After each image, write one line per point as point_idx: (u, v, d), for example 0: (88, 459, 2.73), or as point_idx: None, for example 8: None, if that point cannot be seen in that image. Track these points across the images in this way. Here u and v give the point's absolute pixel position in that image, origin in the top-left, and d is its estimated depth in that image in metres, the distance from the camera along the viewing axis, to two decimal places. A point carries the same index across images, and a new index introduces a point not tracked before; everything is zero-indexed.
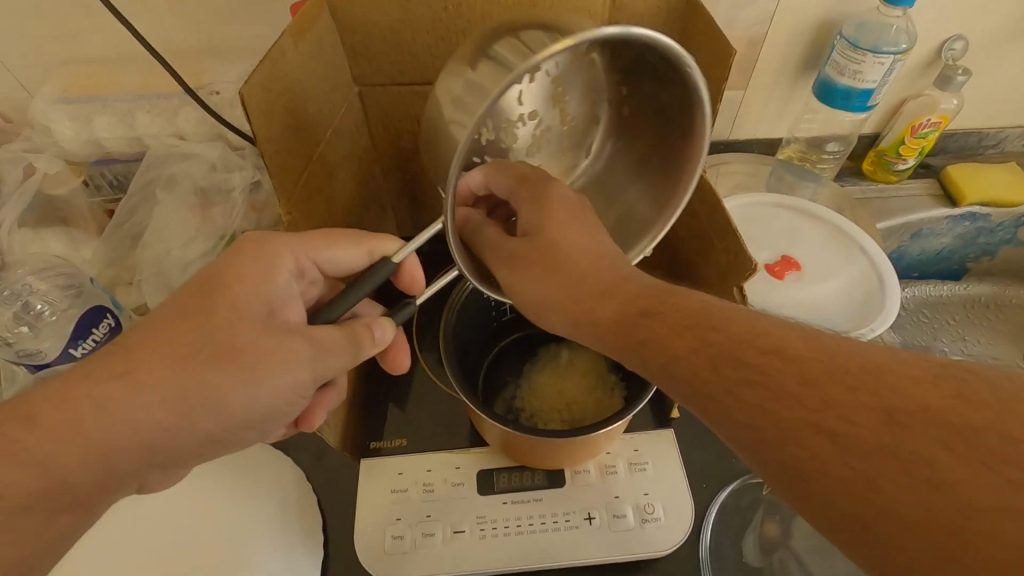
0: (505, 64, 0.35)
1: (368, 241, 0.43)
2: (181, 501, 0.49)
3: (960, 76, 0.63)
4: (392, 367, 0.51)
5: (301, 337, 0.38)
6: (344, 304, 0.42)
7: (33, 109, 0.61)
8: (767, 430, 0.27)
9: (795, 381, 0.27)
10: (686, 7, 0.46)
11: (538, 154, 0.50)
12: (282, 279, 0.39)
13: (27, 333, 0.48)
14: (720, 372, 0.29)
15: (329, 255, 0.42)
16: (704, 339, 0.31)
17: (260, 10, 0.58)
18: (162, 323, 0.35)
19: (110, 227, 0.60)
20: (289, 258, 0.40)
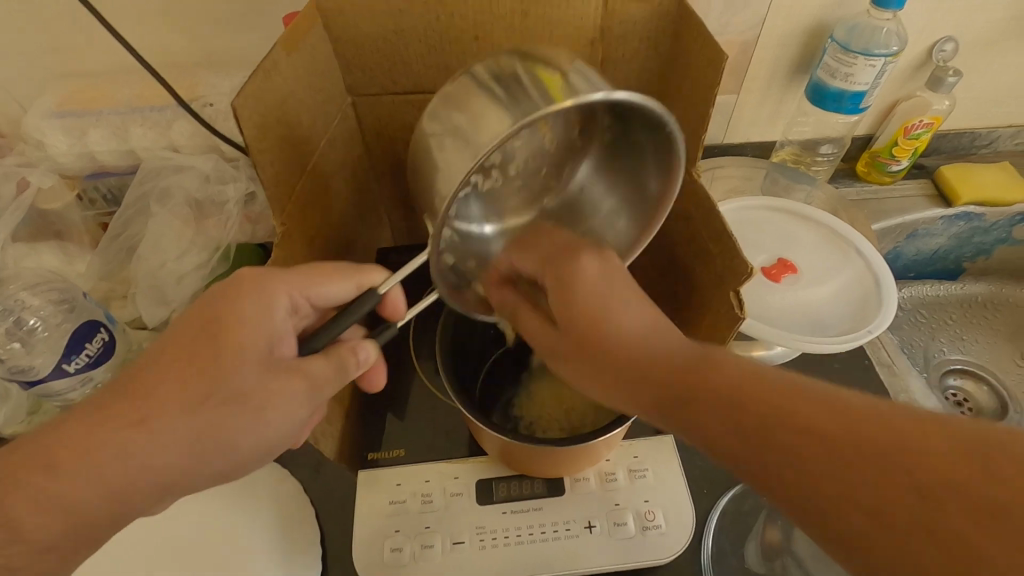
0: (492, 92, 0.37)
1: (356, 275, 0.43)
2: (176, 516, 0.49)
3: (951, 77, 0.64)
4: (366, 385, 0.49)
5: (301, 376, 0.38)
6: (327, 333, 0.41)
7: (26, 124, 0.60)
8: (771, 460, 0.27)
9: (788, 410, 0.27)
10: (678, 13, 0.46)
11: (519, 175, 0.50)
12: (280, 316, 0.38)
13: (19, 349, 0.47)
14: (723, 419, 0.29)
15: (321, 290, 0.40)
16: (700, 382, 0.31)
17: (253, 22, 0.59)
18: (168, 360, 0.35)
19: (104, 239, 0.59)
20: (285, 295, 0.38)
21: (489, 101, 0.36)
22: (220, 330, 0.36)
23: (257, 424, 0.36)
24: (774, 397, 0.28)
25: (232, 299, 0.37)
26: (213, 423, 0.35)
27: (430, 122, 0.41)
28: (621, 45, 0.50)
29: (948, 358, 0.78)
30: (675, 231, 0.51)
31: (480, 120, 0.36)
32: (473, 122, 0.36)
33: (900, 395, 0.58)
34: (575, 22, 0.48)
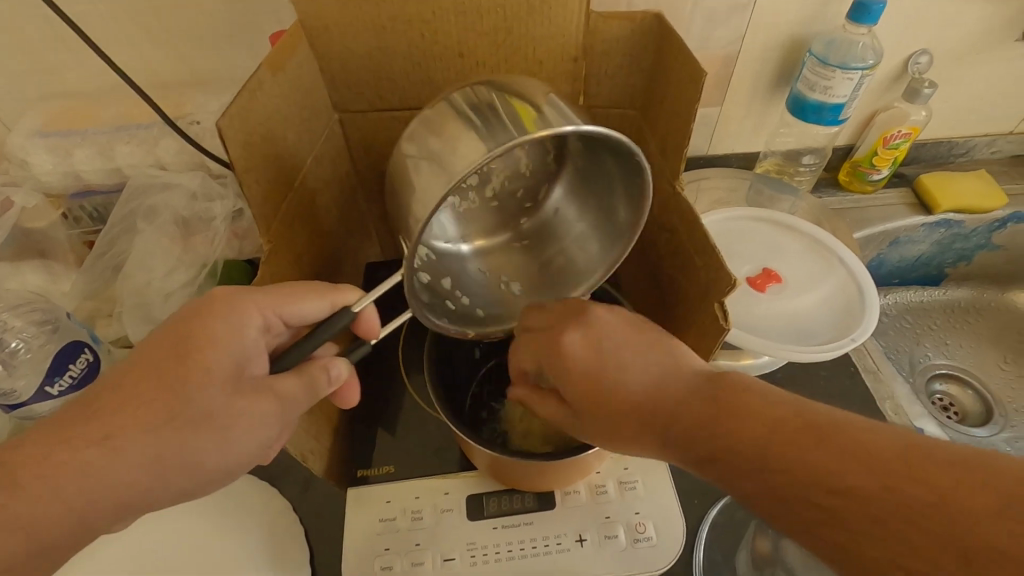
0: (471, 117, 0.39)
1: (329, 293, 0.42)
2: (162, 539, 0.48)
3: (927, 89, 0.65)
4: (338, 402, 0.48)
5: (267, 395, 0.37)
6: (299, 352, 0.41)
7: (10, 143, 0.60)
8: (783, 498, 0.28)
9: (799, 449, 0.28)
10: (658, 30, 0.47)
11: (495, 197, 0.51)
12: (252, 336, 0.38)
13: (1, 372, 0.47)
14: (740, 471, 0.29)
15: (295, 309, 0.40)
16: (710, 431, 0.31)
17: (238, 41, 0.59)
18: (132, 377, 0.35)
19: (90, 258, 0.59)
20: (255, 313, 0.38)
21: (461, 125, 0.39)
22: (194, 353, 0.35)
23: (223, 443, 0.36)
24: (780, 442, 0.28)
25: (202, 316, 0.37)
26: (178, 444, 0.35)
27: (406, 141, 0.42)
28: (604, 60, 0.51)
29: (933, 363, 0.79)
30: (661, 243, 0.52)
31: (452, 143, 0.38)
32: (451, 147, 0.38)
33: (886, 401, 0.59)
34: (558, 39, 0.49)
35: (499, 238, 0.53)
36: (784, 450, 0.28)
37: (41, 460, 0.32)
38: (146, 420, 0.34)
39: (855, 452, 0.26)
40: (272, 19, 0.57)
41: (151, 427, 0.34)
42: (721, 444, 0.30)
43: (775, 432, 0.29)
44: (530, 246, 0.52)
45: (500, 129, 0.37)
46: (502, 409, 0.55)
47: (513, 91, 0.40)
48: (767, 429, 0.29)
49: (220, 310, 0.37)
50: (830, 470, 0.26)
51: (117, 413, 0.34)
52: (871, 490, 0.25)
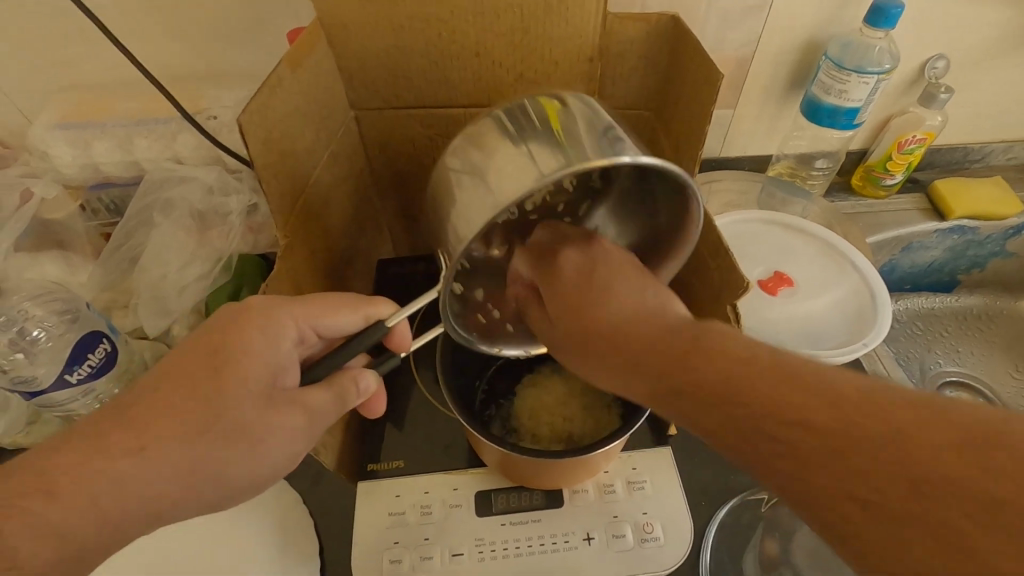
0: (510, 131, 0.38)
1: (364, 306, 0.43)
2: (175, 529, 0.49)
3: (943, 94, 0.64)
4: (364, 412, 0.48)
5: (299, 408, 0.38)
6: (330, 364, 0.41)
7: (31, 136, 0.61)
8: (745, 425, 0.27)
9: (773, 383, 0.27)
10: (675, 33, 0.48)
11: (536, 213, 0.51)
12: (287, 347, 0.39)
13: (22, 360, 0.48)
14: (719, 407, 0.28)
15: (330, 321, 0.41)
16: (697, 367, 0.30)
17: (256, 36, 0.59)
18: (167, 380, 0.36)
19: (107, 250, 0.60)
20: (292, 326, 0.39)
21: (500, 136, 0.39)
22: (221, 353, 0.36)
23: (253, 455, 0.37)
24: (775, 385, 0.27)
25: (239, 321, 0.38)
26: (208, 453, 0.35)
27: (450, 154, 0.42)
28: (619, 62, 0.51)
29: (944, 369, 0.78)
30: None
31: (492, 156, 0.38)
32: (491, 163, 0.38)
33: None
34: (575, 40, 0.49)
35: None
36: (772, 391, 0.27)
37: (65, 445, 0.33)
38: (178, 427, 0.35)
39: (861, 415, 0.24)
40: (289, 16, 0.58)
41: (176, 429, 0.35)
42: (702, 379, 0.29)
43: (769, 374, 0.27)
44: None
45: (537, 140, 0.36)
46: (510, 405, 0.55)
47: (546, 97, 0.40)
48: (761, 370, 0.28)
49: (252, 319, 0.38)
50: (826, 422, 0.24)
51: (147, 412, 0.35)
52: (871, 443, 0.23)
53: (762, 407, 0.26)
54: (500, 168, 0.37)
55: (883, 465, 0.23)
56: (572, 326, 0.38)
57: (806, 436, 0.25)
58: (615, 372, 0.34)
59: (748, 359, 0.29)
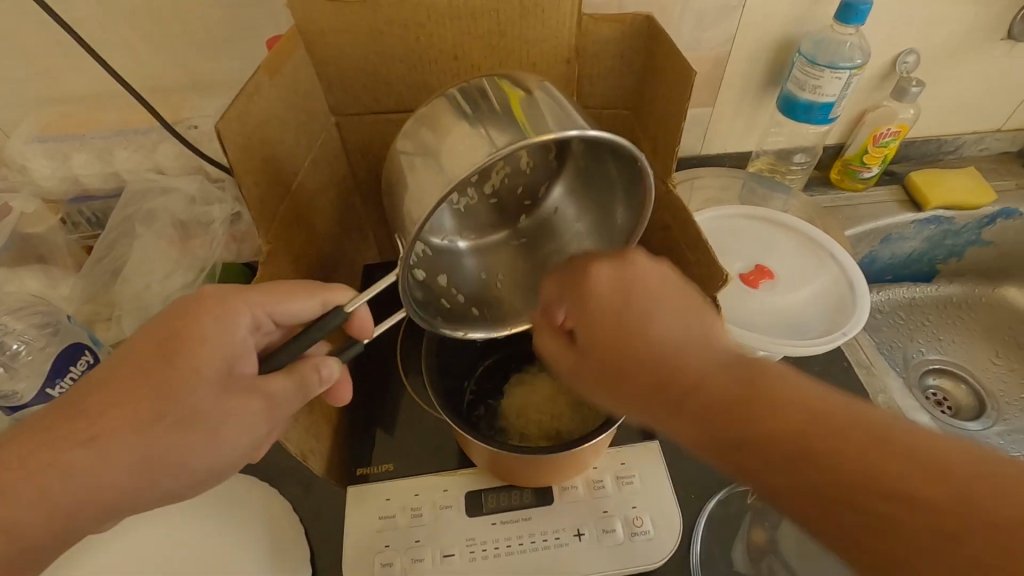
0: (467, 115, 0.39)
1: (322, 292, 0.43)
2: (160, 542, 0.48)
3: (914, 87, 0.66)
4: (331, 400, 0.48)
5: (257, 394, 0.38)
6: (293, 348, 0.41)
7: (9, 149, 0.61)
8: (795, 475, 0.25)
9: (811, 421, 0.26)
10: (649, 32, 0.48)
11: (494, 194, 0.52)
12: (243, 334, 0.38)
13: (2, 373, 0.48)
14: (766, 451, 0.26)
15: (287, 306, 0.41)
16: (744, 407, 0.27)
17: (234, 45, 0.59)
18: (122, 378, 0.35)
19: (89, 263, 0.59)
20: (247, 313, 0.39)
21: (454, 117, 0.39)
22: (183, 355, 0.36)
23: (212, 443, 0.36)
24: (826, 436, 0.25)
25: (202, 315, 0.38)
26: (168, 443, 0.35)
27: (401, 138, 0.43)
28: (595, 63, 0.52)
29: (926, 358, 0.80)
30: (653, 240, 0.53)
31: (445, 136, 0.39)
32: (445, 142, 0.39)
33: (879, 395, 0.60)
34: (551, 42, 0.50)
35: (497, 237, 0.54)
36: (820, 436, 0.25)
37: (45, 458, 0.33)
38: (135, 420, 0.34)
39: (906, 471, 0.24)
40: (267, 24, 0.58)
41: (146, 435, 0.34)
42: (749, 424, 0.27)
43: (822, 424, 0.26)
44: (529, 244, 0.53)
45: (495, 121, 0.38)
46: (499, 406, 0.55)
47: (508, 81, 0.41)
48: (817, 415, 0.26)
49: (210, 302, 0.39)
50: (874, 470, 0.24)
51: (113, 415, 0.34)
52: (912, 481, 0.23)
53: (814, 453, 0.25)
54: (449, 143, 0.39)
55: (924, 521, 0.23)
56: (599, 358, 0.33)
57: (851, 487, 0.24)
58: (644, 410, 0.31)
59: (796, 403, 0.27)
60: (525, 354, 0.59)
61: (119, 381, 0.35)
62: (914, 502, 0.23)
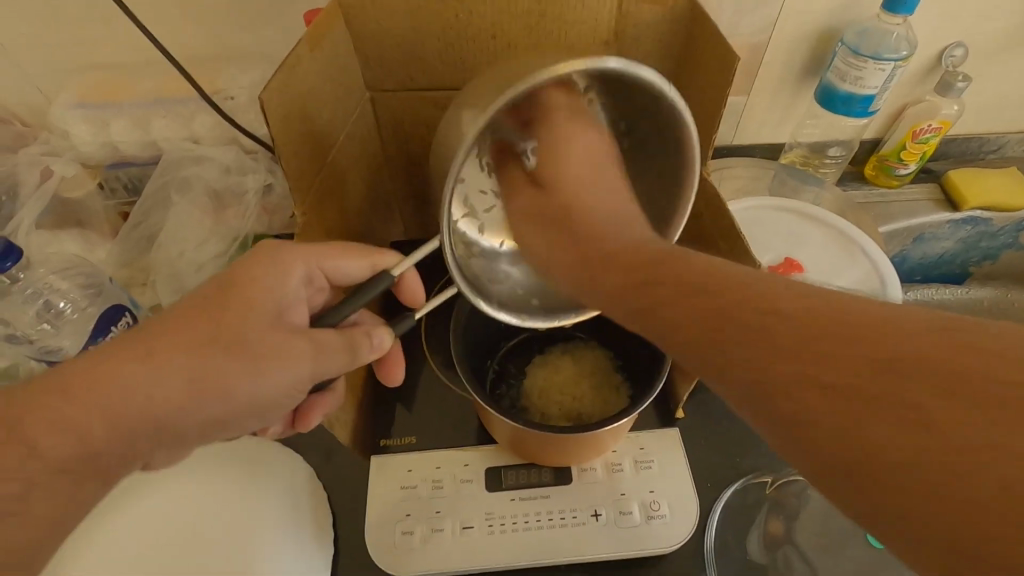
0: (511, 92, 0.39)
1: (371, 255, 0.46)
2: (188, 500, 0.50)
3: (960, 82, 0.64)
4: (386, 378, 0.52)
5: (303, 337, 0.40)
6: (345, 309, 0.44)
7: (51, 114, 0.62)
8: (785, 379, 0.25)
9: (811, 330, 0.25)
10: (690, 16, 0.48)
11: None
12: (296, 285, 0.41)
13: (49, 330, 0.50)
14: (758, 372, 0.26)
15: (335, 264, 0.44)
16: (738, 318, 0.27)
17: (272, 17, 0.60)
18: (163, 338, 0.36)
19: (126, 228, 0.61)
20: (302, 266, 0.42)
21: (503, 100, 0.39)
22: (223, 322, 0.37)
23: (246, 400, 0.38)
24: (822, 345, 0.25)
25: (245, 284, 0.39)
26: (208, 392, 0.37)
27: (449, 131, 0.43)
28: (634, 46, 0.51)
29: None
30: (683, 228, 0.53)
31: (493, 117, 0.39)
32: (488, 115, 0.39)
33: None
34: (590, 23, 0.49)
35: None
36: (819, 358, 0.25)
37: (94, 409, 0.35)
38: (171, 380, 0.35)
39: (916, 406, 0.22)
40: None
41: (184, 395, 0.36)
42: (732, 342, 0.27)
43: (828, 339, 0.25)
44: None
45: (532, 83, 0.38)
46: (521, 385, 0.56)
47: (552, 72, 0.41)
48: (827, 338, 0.25)
49: (253, 270, 0.40)
50: (863, 389, 0.23)
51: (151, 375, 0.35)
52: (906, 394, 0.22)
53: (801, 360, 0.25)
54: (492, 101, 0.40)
55: (915, 456, 0.22)
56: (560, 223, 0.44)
57: (845, 407, 0.23)
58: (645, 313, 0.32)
59: (792, 312, 0.26)
60: (549, 336, 0.59)
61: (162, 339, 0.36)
62: (905, 432, 0.22)
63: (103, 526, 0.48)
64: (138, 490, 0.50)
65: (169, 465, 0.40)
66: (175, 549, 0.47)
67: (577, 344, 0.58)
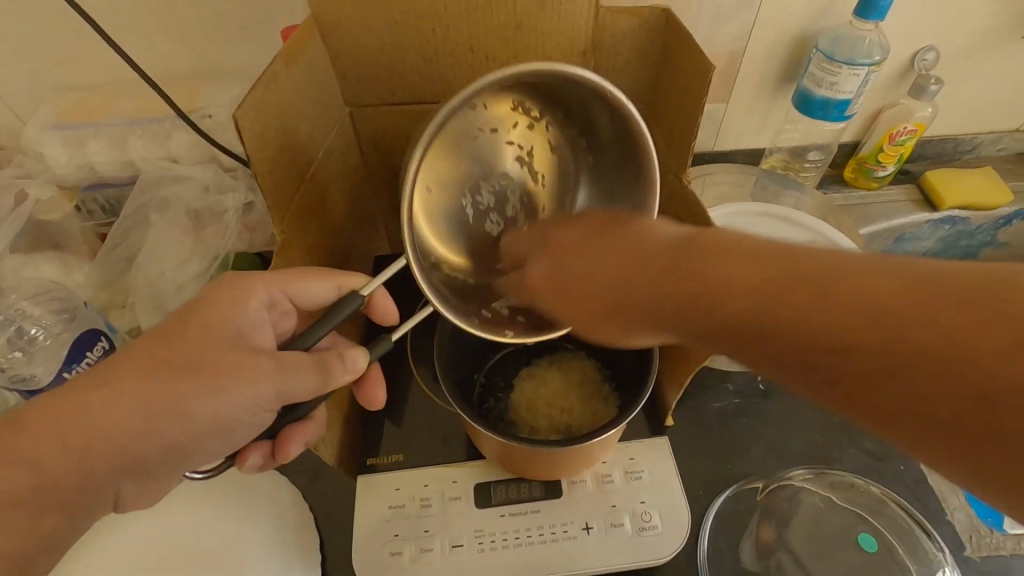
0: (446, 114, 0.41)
1: (338, 276, 0.45)
2: (169, 527, 0.48)
3: (933, 85, 0.66)
4: (367, 401, 0.51)
5: (264, 356, 0.39)
6: (316, 333, 0.42)
7: (26, 136, 0.61)
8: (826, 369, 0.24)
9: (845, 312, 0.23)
10: (665, 26, 0.48)
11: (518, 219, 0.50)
12: (256, 308, 0.41)
13: (20, 358, 0.49)
14: (798, 355, 0.25)
15: (300, 288, 0.43)
16: (760, 304, 0.26)
17: (250, 35, 0.59)
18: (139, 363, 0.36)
19: (103, 250, 0.60)
20: (264, 290, 0.41)
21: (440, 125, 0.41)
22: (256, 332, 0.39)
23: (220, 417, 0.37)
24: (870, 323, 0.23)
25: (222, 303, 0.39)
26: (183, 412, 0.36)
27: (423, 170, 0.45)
28: (611, 57, 0.51)
29: None
30: None
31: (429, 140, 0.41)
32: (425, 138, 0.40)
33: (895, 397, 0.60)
34: (567, 35, 0.50)
35: None
36: (870, 344, 0.23)
37: (86, 437, 0.35)
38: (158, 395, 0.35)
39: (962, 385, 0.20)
40: (283, 14, 0.58)
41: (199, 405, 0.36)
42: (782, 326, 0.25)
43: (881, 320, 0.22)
44: None
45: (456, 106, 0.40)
46: (508, 398, 0.56)
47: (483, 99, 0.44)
48: (869, 316, 0.23)
49: (238, 290, 0.41)
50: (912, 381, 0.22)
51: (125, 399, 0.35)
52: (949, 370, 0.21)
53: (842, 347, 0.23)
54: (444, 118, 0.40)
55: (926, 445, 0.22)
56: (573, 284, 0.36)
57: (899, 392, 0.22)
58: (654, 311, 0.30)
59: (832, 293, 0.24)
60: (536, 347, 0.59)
61: (150, 367, 0.36)
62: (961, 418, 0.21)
63: (86, 556, 0.47)
64: (120, 519, 0.49)
65: (139, 507, 0.41)
66: (170, 563, 0.47)
67: (565, 354, 0.58)
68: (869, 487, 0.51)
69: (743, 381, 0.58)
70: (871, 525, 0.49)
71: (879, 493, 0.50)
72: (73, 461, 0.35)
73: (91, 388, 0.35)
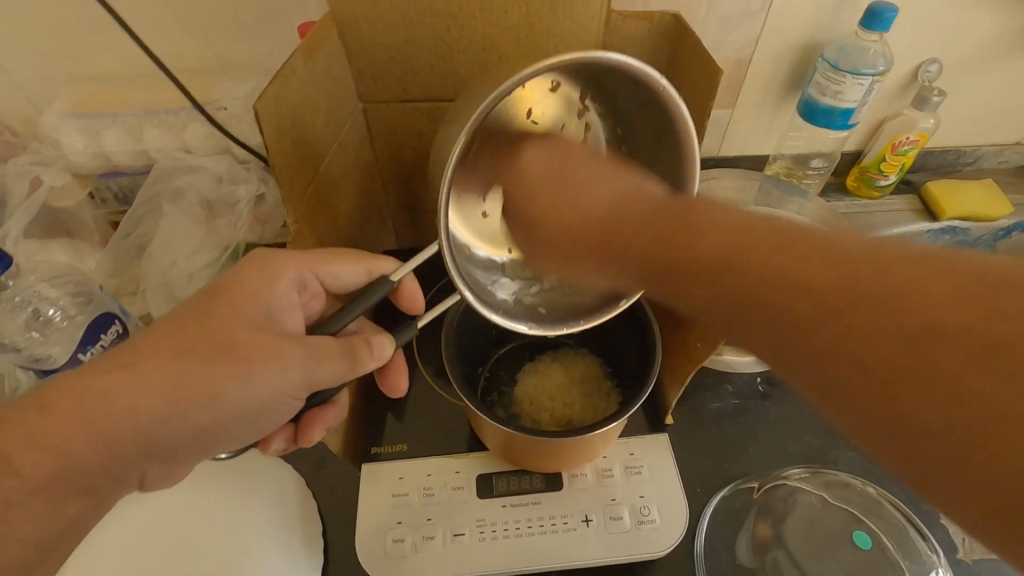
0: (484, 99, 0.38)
1: (369, 261, 0.47)
2: (175, 509, 0.49)
3: (936, 96, 0.67)
4: (389, 389, 0.52)
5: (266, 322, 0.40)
6: (342, 319, 0.44)
7: (43, 123, 0.62)
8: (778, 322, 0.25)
9: (819, 270, 0.25)
10: (674, 33, 0.49)
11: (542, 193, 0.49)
12: (287, 289, 0.43)
13: (37, 338, 0.50)
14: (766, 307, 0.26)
15: (331, 271, 0.46)
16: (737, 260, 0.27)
17: (266, 30, 0.61)
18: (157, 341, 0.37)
19: (116, 238, 0.61)
20: (294, 272, 0.44)
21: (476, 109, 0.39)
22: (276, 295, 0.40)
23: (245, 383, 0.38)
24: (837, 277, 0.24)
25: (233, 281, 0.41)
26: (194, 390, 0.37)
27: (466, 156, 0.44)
28: None
29: None
30: None
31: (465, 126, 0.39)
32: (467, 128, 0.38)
33: None
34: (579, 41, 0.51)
35: None
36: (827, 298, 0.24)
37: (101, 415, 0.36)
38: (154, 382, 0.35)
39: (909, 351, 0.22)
40: (300, 11, 0.59)
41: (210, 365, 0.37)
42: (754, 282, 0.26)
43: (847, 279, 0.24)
44: None
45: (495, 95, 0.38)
46: (512, 392, 0.56)
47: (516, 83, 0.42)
48: (851, 275, 0.24)
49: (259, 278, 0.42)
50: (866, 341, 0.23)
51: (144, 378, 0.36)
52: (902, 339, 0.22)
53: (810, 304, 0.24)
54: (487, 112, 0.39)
55: (919, 414, 0.22)
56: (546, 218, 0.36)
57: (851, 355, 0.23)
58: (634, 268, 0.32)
59: (833, 280, 0.24)
60: (541, 343, 0.60)
61: (165, 346, 0.37)
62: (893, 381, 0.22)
63: (94, 536, 0.48)
64: (126, 502, 0.50)
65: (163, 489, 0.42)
66: (174, 543, 0.48)
67: (567, 351, 0.59)
68: (865, 488, 0.52)
69: (743, 383, 0.59)
70: (866, 525, 0.50)
71: (875, 494, 0.51)
72: (87, 441, 0.35)
73: (107, 369, 0.36)
